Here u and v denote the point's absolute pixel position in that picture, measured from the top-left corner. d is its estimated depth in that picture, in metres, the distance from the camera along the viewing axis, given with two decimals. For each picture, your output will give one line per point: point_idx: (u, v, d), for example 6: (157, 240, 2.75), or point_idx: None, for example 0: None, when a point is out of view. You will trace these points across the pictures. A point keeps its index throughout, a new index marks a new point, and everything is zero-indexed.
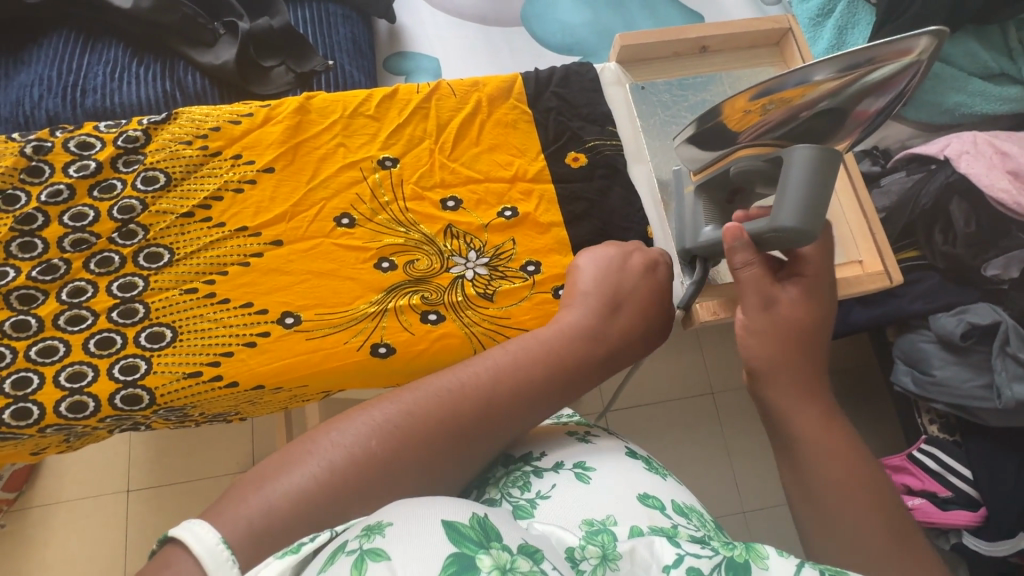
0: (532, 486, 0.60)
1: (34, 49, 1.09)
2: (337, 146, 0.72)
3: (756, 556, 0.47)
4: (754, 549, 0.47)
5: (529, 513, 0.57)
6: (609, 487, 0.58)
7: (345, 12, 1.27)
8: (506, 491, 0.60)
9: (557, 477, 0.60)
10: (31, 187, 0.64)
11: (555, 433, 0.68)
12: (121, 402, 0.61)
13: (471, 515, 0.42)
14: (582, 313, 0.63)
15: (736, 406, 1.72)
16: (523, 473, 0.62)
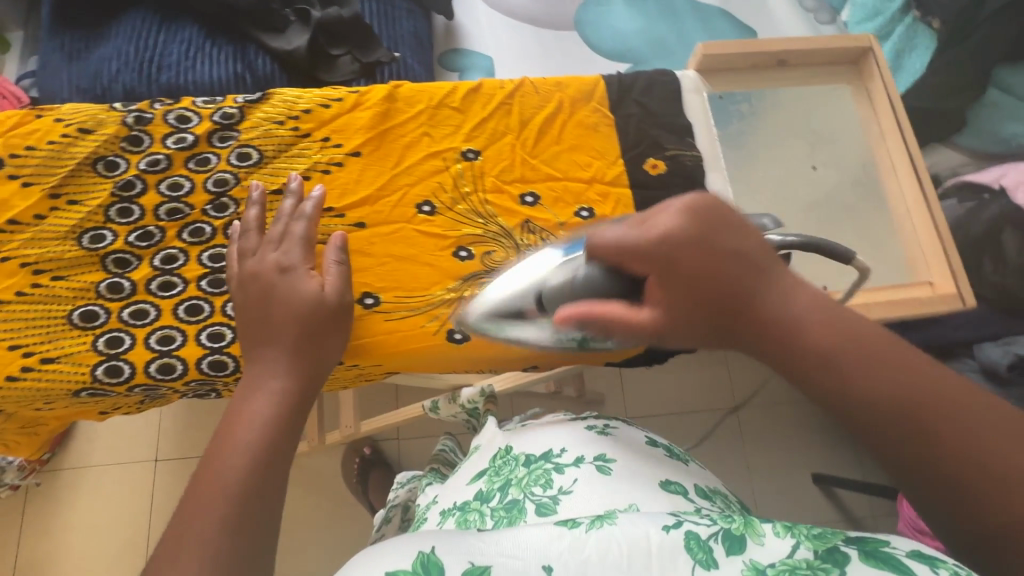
0: (554, 482, 0.68)
1: (114, 25, 1.13)
2: (422, 135, 0.71)
3: (753, 532, 0.48)
4: (751, 526, 0.48)
5: (551, 510, 0.65)
6: (626, 475, 0.68)
7: (409, 7, 1.30)
8: (527, 491, 0.68)
9: (578, 471, 0.69)
10: (131, 155, 0.66)
11: (574, 427, 0.77)
12: (208, 368, 0.63)
13: (417, 556, 0.48)
14: (274, 351, 0.60)
15: (759, 423, 1.71)
16: (543, 469, 0.71)
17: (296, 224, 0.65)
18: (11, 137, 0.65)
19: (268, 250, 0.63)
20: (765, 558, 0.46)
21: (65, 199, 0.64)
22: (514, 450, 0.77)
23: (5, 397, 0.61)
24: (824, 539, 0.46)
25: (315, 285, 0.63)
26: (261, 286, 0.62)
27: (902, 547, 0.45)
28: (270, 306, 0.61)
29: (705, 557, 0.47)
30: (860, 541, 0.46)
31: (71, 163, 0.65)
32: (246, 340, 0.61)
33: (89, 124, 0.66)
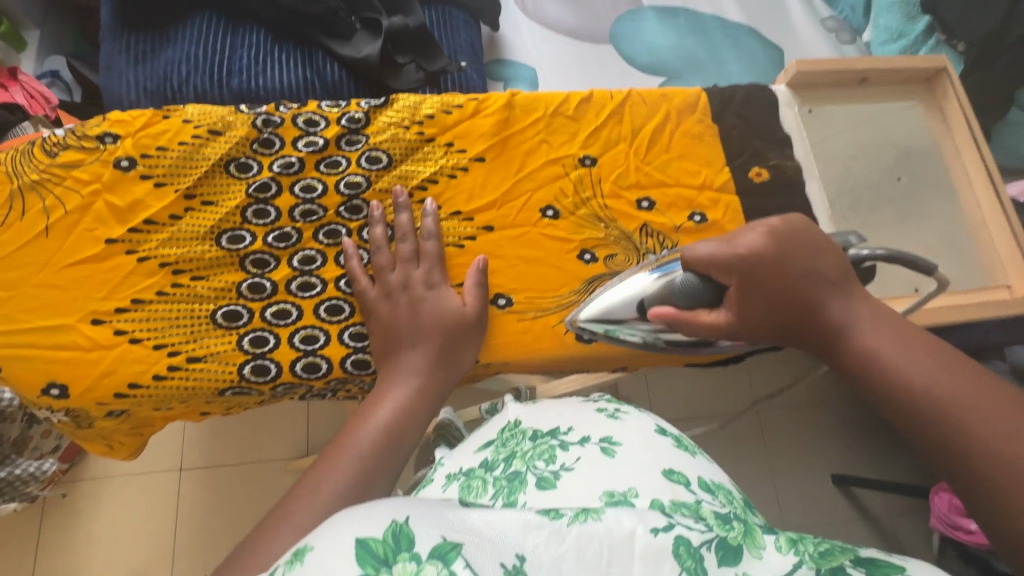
0: (557, 459, 0.69)
1: (179, 27, 1.12)
2: (541, 142, 0.73)
3: (754, 546, 0.50)
4: (751, 537, 0.51)
5: (551, 484, 0.64)
6: (627, 458, 0.67)
7: (465, 17, 1.32)
8: (530, 463, 0.69)
9: (581, 451, 0.70)
10: (263, 158, 0.67)
11: (584, 407, 0.79)
12: (351, 366, 0.66)
13: (389, 525, 0.42)
14: (416, 353, 0.65)
15: (780, 425, 1.75)
16: (547, 446, 0.71)
17: (426, 242, 0.68)
18: (141, 137, 0.65)
19: (409, 267, 0.67)
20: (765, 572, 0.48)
21: (200, 200, 0.65)
22: (523, 423, 0.78)
23: (147, 396, 0.62)
24: (831, 559, 0.49)
25: (456, 301, 0.67)
26: (409, 296, 0.66)
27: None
28: (416, 315, 0.65)
29: (695, 564, 0.46)
30: (871, 565, 0.48)
31: (204, 165, 0.65)
32: (387, 345, 0.65)
33: (218, 125, 0.66)
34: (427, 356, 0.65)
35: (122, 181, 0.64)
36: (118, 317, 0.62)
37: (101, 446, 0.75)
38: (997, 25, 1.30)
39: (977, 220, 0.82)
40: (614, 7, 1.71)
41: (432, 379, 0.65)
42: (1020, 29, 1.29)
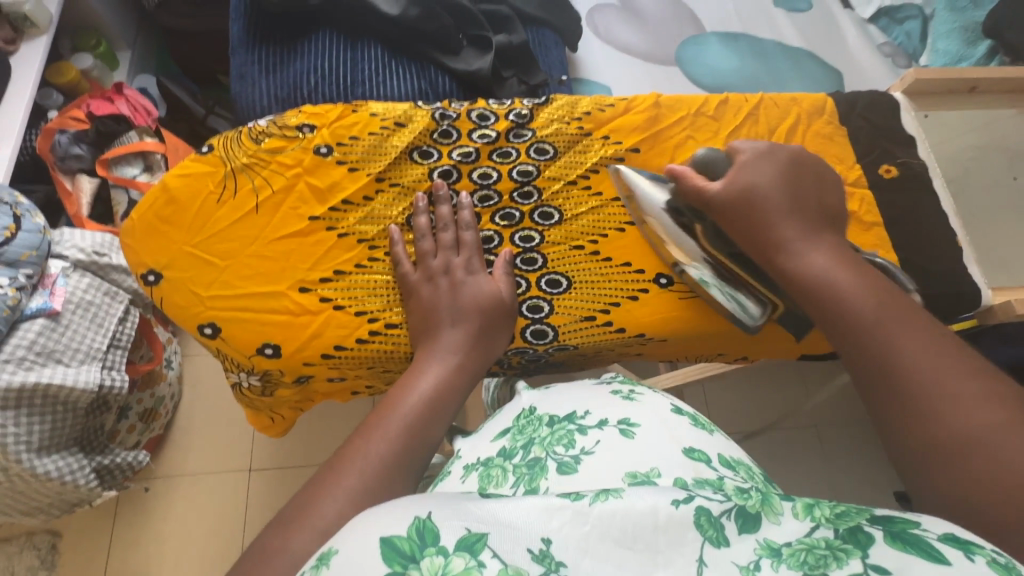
0: (577, 443, 0.72)
1: (305, 42, 1.22)
2: (689, 137, 0.78)
3: (770, 514, 0.47)
4: (768, 505, 0.48)
5: (570, 468, 0.69)
6: (646, 439, 0.71)
7: (556, 38, 1.41)
8: (551, 448, 0.72)
9: (598, 434, 0.72)
10: (443, 147, 0.73)
11: (602, 392, 0.81)
12: (530, 336, 0.72)
13: (412, 522, 0.43)
14: (457, 331, 0.65)
15: (840, 439, 1.71)
16: (564, 432, 0.74)
17: (466, 232, 0.69)
18: (336, 128, 0.72)
19: (449, 254, 0.68)
20: (780, 537, 0.45)
21: (388, 183, 0.71)
22: (538, 411, 0.80)
23: (348, 357, 0.67)
24: (847, 520, 0.45)
25: (498, 287, 0.68)
26: (455, 279, 0.67)
27: (933, 531, 0.43)
28: (455, 297, 0.66)
29: (716, 534, 0.46)
30: (887, 522, 0.44)
31: (392, 153, 0.72)
32: (430, 321, 0.66)
33: (402, 118, 0.74)
34: (456, 334, 0.65)
35: (321, 165, 0.71)
36: (321, 286, 0.67)
37: (265, 418, 0.78)
38: None
39: None
40: (680, 32, 1.81)
41: (467, 356, 0.65)
42: None
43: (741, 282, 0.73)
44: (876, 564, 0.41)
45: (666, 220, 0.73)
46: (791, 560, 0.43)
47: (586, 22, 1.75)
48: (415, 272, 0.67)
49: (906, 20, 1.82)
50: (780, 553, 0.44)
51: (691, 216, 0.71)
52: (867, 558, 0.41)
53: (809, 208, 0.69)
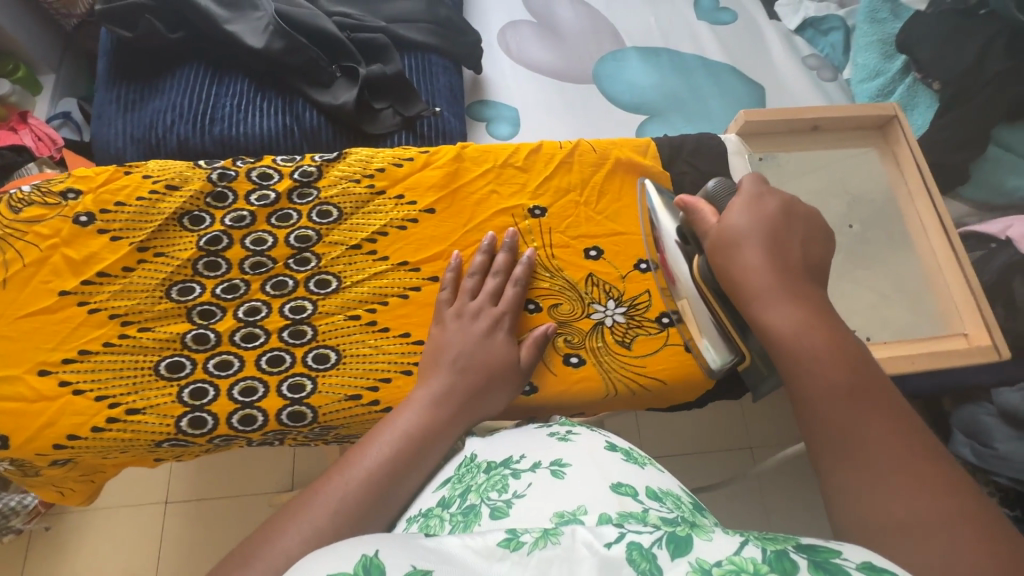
0: (509, 487, 0.47)
1: (168, 78, 1.17)
2: (491, 192, 0.74)
3: (699, 532, 0.37)
4: (697, 526, 0.38)
5: (505, 513, 0.44)
6: (578, 478, 0.46)
7: (445, 63, 1.35)
8: (482, 494, 0.47)
9: (533, 476, 0.48)
10: (215, 211, 0.69)
11: (530, 431, 0.55)
12: (287, 418, 0.62)
13: (359, 561, 0.34)
14: (456, 375, 0.60)
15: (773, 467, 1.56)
16: (500, 475, 0.49)
17: (510, 287, 0.67)
18: (101, 193, 0.68)
19: (464, 299, 0.65)
20: (711, 555, 0.35)
21: (151, 252, 0.66)
22: (478, 456, 0.54)
23: (86, 447, 0.61)
24: (775, 543, 0.37)
25: (512, 349, 0.64)
26: (465, 326, 0.63)
27: (853, 559, 0.35)
28: (474, 346, 0.62)
29: (649, 568, 0.34)
30: (809, 551, 0.36)
31: (159, 219, 0.67)
32: (432, 357, 0.62)
33: (175, 181, 0.69)
34: (451, 382, 0.60)
35: (81, 235, 0.67)
36: (64, 367, 0.62)
37: (52, 492, 0.74)
38: (973, 63, 1.28)
39: (931, 264, 0.81)
40: (597, 47, 1.74)
41: (450, 401, 0.59)
42: (995, 66, 1.27)
43: (716, 321, 0.63)
44: None
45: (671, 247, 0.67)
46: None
47: (496, 40, 1.70)
48: (450, 300, 0.66)
49: (830, 32, 1.77)
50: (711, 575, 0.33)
51: (698, 246, 0.64)
52: None
53: (802, 262, 0.59)
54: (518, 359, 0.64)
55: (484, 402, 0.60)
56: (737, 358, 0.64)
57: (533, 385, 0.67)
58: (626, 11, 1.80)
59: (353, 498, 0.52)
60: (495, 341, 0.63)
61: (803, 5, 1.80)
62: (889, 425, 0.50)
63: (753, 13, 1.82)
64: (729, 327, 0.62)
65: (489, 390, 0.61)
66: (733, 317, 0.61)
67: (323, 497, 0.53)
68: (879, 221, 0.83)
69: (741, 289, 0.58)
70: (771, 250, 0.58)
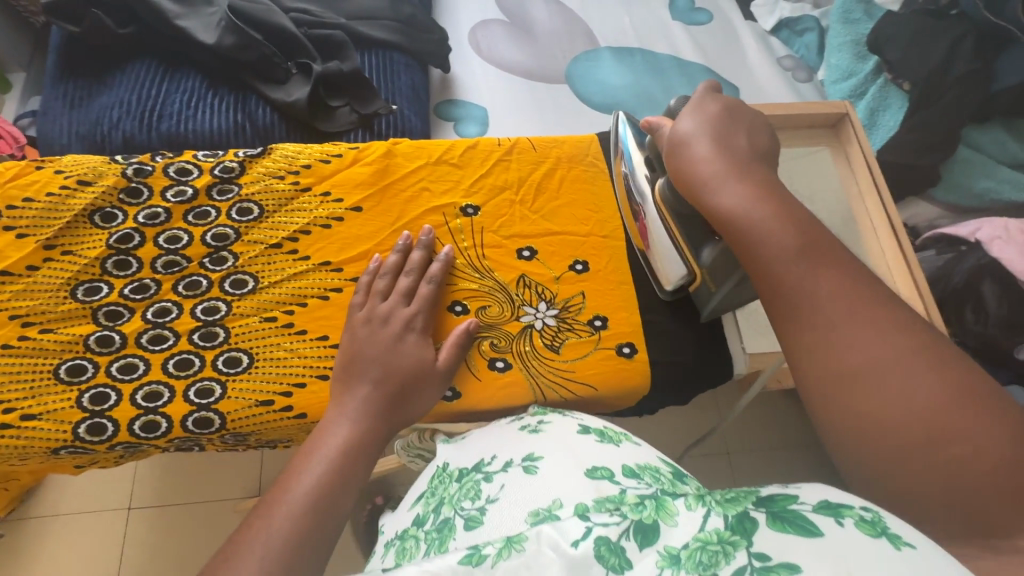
0: (482, 492, 0.48)
1: (117, 74, 1.15)
2: (422, 190, 0.71)
3: (663, 512, 0.37)
4: (662, 504, 0.38)
5: (479, 522, 0.44)
6: (552, 472, 0.46)
7: (408, 61, 1.33)
8: (457, 506, 0.48)
9: (505, 477, 0.49)
10: (128, 208, 0.66)
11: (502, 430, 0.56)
12: (192, 425, 0.59)
13: None
14: (375, 391, 0.57)
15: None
16: (471, 482, 0.50)
17: (425, 285, 0.65)
18: (9, 190, 0.65)
19: (376, 300, 0.63)
20: (677, 539, 0.35)
21: (58, 250, 0.63)
22: (450, 464, 0.56)
23: None
24: (737, 502, 0.38)
25: (428, 352, 0.61)
26: (375, 333, 0.60)
27: (810, 501, 0.37)
28: (386, 351, 0.59)
29: (618, 562, 0.35)
30: (768, 502, 0.37)
31: (68, 216, 0.65)
32: (347, 371, 0.58)
33: (88, 176, 0.67)
34: (374, 395, 0.57)
35: None
36: None
37: None
38: (942, 63, 1.26)
39: (879, 264, 0.78)
40: (570, 47, 1.71)
41: (373, 415, 0.56)
42: (964, 66, 1.24)
43: (673, 241, 0.64)
44: (762, 556, 0.33)
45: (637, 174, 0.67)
46: (688, 565, 0.34)
47: (467, 39, 1.68)
48: (360, 306, 0.62)
49: (805, 33, 1.76)
50: (679, 558, 0.35)
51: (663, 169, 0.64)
52: (752, 547, 0.34)
53: (752, 151, 0.58)
54: (433, 360, 0.61)
55: (406, 412, 0.58)
56: (689, 277, 0.65)
57: (455, 391, 0.64)
58: (601, 9, 1.79)
59: (284, 538, 0.46)
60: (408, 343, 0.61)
61: (777, 6, 1.78)
62: (855, 304, 0.48)
63: (728, 13, 1.80)
64: (684, 245, 0.62)
65: (411, 400, 0.58)
66: (689, 234, 0.61)
67: (246, 544, 0.45)
68: (827, 218, 0.81)
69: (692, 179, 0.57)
70: (717, 141, 0.58)
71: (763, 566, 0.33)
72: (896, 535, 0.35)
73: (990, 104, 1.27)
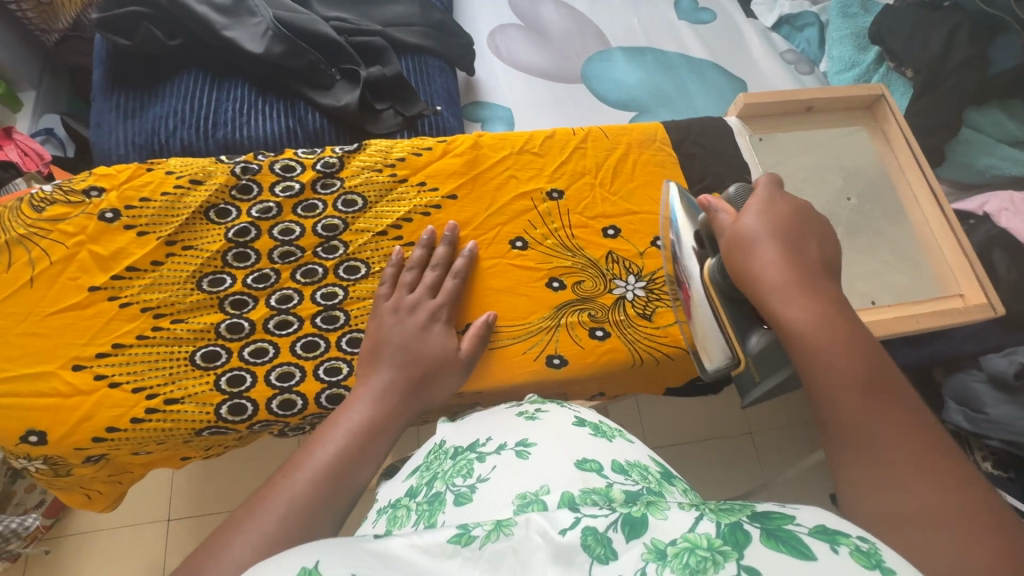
0: (475, 471, 0.45)
1: (167, 85, 1.17)
2: (510, 177, 0.77)
3: (654, 509, 0.35)
4: (652, 503, 0.36)
5: (470, 499, 0.41)
6: (547, 458, 0.43)
7: (441, 64, 1.38)
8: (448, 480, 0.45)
9: (498, 459, 0.45)
10: (241, 204, 0.70)
11: (499, 414, 0.54)
12: (326, 402, 0.64)
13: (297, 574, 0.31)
14: (396, 372, 0.61)
15: (777, 445, 1.51)
16: (465, 460, 0.46)
17: (449, 279, 0.69)
18: (125, 190, 0.69)
19: (402, 293, 0.66)
20: (666, 534, 0.33)
21: (180, 245, 0.67)
22: (446, 442, 0.52)
23: (125, 439, 0.61)
24: (730, 514, 0.35)
25: (452, 341, 0.66)
26: (403, 321, 0.64)
27: (806, 524, 0.33)
28: (413, 340, 0.63)
29: (603, 552, 0.33)
30: (764, 517, 0.34)
31: (185, 213, 0.68)
32: (373, 354, 0.62)
33: (199, 175, 0.70)
34: (395, 375, 0.61)
35: (107, 232, 0.67)
36: (99, 362, 0.62)
37: (79, 496, 0.73)
38: (943, 49, 1.35)
39: (924, 230, 0.87)
40: (584, 48, 1.77)
41: (397, 393, 0.60)
42: (962, 53, 1.33)
43: (719, 324, 0.63)
44: (752, 568, 0.30)
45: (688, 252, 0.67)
46: (676, 564, 0.32)
47: (487, 43, 1.74)
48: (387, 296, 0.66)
49: (805, 28, 1.85)
50: (665, 555, 0.32)
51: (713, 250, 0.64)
52: (742, 558, 0.31)
53: (823, 266, 0.58)
54: (455, 352, 0.65)
55: (423, 393, 0.62)
56: (733, 361, 0.64)
57: (562, 359, 0.70)
58: (609, 12, 1.85)
59: (305, 497, 0.52)
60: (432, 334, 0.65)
61: (778, 4, 1.87)
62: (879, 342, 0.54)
63: (731, 13, 1.89)
64: (732, 331, 0.62)
65: (432, 382, 0.63)
66: (736, 322, 0.61)
67: (269, 504, 0.51)
68: (873, 191, 0.88)
69: (756, 281, 0.57)
70: (789, 249, 0.57)
71: None
72: (891, 569, 0.31)
73: (988, 87, 1.36)
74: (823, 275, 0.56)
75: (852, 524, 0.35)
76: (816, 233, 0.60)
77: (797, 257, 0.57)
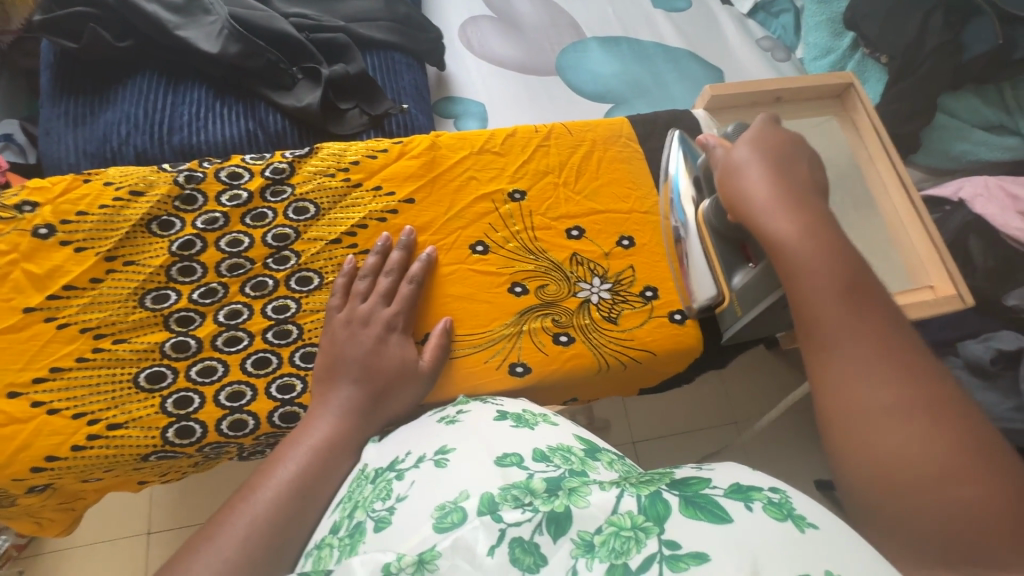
0: (394, 492, 0.42)
1: (119, 88, 1.13)
2: (469, 178, 0.75)
3: (576, 497, 0.35)
4: (574, 487, 0.36)
5: (389, 523, 0.39)
6: (467, 463, 0.41)
7: (408, 60, 1.34)
8: (368, 507, 0.42)
9: (417, 473, 0.43)
10: (185, 215, 0.67)
11: (421, 424, 0.52)
12: (279, 420, 0.61)
13: None
14: (355, 389, 0.58)
15: (763, 437, 1.50)
16: (385, 482, 0.44)
17: (404, 285, 0.66)
18: (61, 204, 0.66)
19: (355, 302, 0.64)
20: (590, 523, 0.33)
21: (120, 261, 0.65)
22: (369, 466, 0.50)
23: (67, 468, 0.59)
24: (649, 485, 0.37)
25: (410, 351, 0.63)
26: (356, 335, 0.61)
27: (721, 486, 0.35)
28: (373, 355, 0.60)
29: (532, 561, 0.32)
30: (682, 486, 0.36)
31: (125, 227, 0.66)
32: (329, 371, 0.60)
33: (139, 186, 0.67)
34: (355, 391, 0.58)
35: (41, 249, 0.64)
36: (35, 388, 0.59)
37: (31, 524, 0.69)
38: (917, 34, 1.34)
39: (895, 221, 0.85)
40: (558, 39, 1.74)
41: (357, 410, 0.57)
42: (936, 37, 1.32)
43: (707, 262, 0.69)
44: (672, 542, 0.32)
45: (686, 195, 0.72)
46: (603, 552, 0.32)
47: (459, 37, 1.69)
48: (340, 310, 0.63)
49: (781, 14, 1.83)
50: (593, 545, 0.33)
51: (709, 192, 0.69)
52: (663, 534, 0.32)
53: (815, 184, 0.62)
54: (417, 363, 0.63)
55: (386, 408, 0.59)
56: (717, 298, 0.69)
57: (525, 367, 0.68)
58: (584, 2, 1.82)
59: (264, 520, 0.49)
60: (392, 349, 0.62)
61: None
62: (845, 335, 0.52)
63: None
64: (719, 267, 0.67)
65: (395, 393, 0.60)
66: (725, 258, 0.67)
67: (224, 530, 0.49)
68: (844, 182, 0.87)
69: (746, 203, 0.61)
70: (776, 167, 0.62)
71: (672, 554, 0.31)
72: (801, 516, 0.33)
73: (963, 72, 1.35)
74: (812, 194, 0.61)
75: (765, 477, 0.37)
76: (807, 159, 0.65)
77: (786, 177, 0.61)
